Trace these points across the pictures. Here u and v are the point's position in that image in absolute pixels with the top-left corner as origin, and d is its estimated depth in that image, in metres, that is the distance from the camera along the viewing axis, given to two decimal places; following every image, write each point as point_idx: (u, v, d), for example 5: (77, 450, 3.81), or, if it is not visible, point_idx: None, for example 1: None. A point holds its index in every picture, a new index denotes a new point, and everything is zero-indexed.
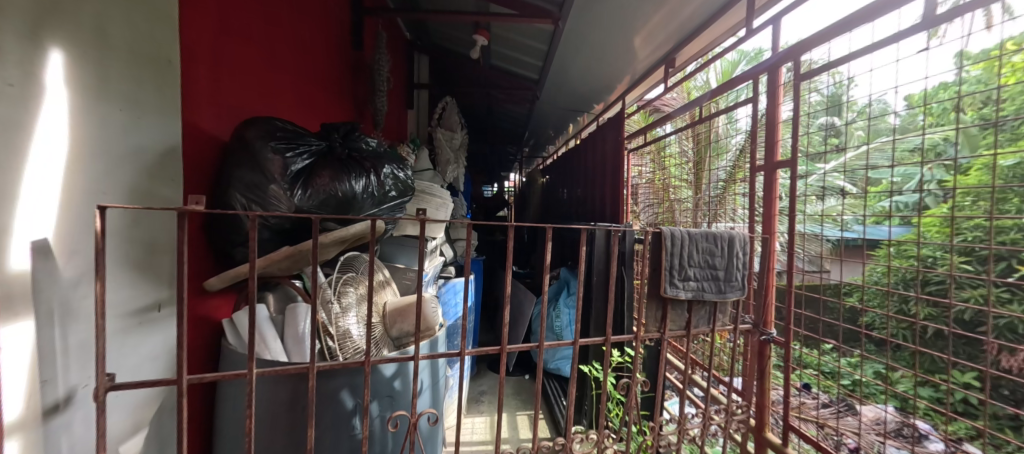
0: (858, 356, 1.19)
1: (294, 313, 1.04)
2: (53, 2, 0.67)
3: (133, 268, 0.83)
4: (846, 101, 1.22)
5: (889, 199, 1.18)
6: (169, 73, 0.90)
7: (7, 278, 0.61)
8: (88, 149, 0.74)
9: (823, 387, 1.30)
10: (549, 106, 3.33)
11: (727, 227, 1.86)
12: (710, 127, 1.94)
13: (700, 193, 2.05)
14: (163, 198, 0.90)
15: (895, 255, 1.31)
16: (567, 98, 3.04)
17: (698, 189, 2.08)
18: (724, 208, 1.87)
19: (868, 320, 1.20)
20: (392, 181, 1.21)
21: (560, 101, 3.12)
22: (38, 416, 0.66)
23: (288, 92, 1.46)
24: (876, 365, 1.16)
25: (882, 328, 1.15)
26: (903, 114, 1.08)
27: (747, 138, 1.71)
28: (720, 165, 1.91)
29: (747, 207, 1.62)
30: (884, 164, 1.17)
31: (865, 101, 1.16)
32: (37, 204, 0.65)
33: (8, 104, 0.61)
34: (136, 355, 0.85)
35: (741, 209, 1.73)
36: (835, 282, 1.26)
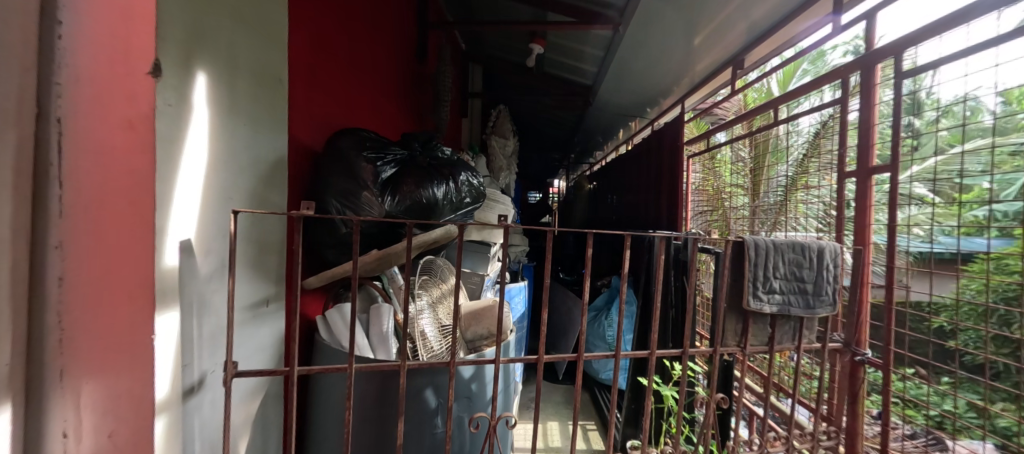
0: (949, 379, 1.07)
1: (378, 311, 1.10)
2: (201, 32, 0.76)
3: (249, 267, 0.91)
4: (927, 100, 1.12)
5: (984, 208, 1.02)
6: (279, 90, 1.00)
7: (164, 272, 0.69)
8: (221, 160, 0.83)
9: (903, 415, 1.19)
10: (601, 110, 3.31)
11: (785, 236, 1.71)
12: (769, 136, 1.83)
13: (757, 200, 1.96)
14: (273, 204, 0.99)
15: (991, 271, 1.01)
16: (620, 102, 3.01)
17: (755, 196, 1.99)
18: (784, 217, 1.73)
19: (960, 343, 1.06)
20: (468, 187, 1.25)
21: (614, 106, 3.09)
22: (181, 396, 0.74)
23: (367, 105, 1.56)
24: (969, 395, 1.04)
25: (973, 350, 1.02)
26: (1000, 113, 0.98)
27: (812, 141, 1.59)
28: (780, 171, 1.77)
29: (821, 215, 1.52)
30: (977, 170, 1.03)
31: (949, 101, 1.06)
32: (186, 207, 0.73)
33: (169, 121, 0.69)
34: (251, 345, 0.93)
35: (806, 218, 1.60)
36: (920, 299, 1.13)
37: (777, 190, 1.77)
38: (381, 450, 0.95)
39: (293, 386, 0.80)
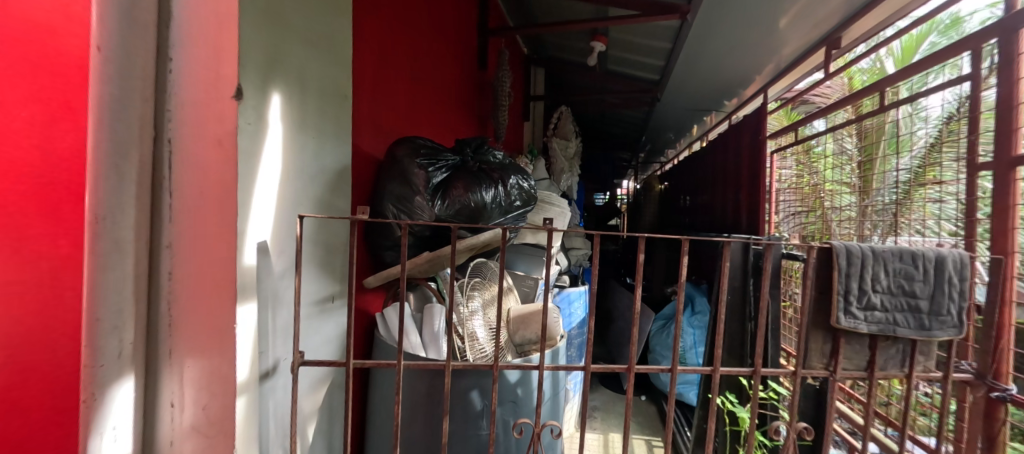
0: None
1: (430, 311, 1.14)
2: (277, 58, 0.85)
3: (317, 266, 1.01)
4: None
5: None
6: (344, 104, 1.09)
7: (244, 270, 0.79)
8: (294, 170, 0.92)
9: None
10: (671, 104, 3.10)
11: (908, 241, 1.43)
12: (888, 120, 1.57)
13: (865, 201, 1.66)
14: (338, 209, 1.08)
15: None
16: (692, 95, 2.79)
17: (866, 196, 1.69)
18: (907, 218, 1.44)
19: None
20: (518, 191, 1.25)
21: (685, 99, 2.87)
22: (259, 379, 0.84)
23: (428, 114, 1.64)
24: None
25: None
26: None
27: (941, 128, 1.30)
28: (901, 164, 1.48)
29: (948, 216, 1.25)
30: None
31: None
32: (262, 212, 0.83)
33: (249, 137, 0.78)
34: (319, 337, 1.03)
35: (932, 220, 1.32)
36: None
37: (897, 187, 1.48)
38: (428, 446, 0.98)
39: (348, 378, 0.86)
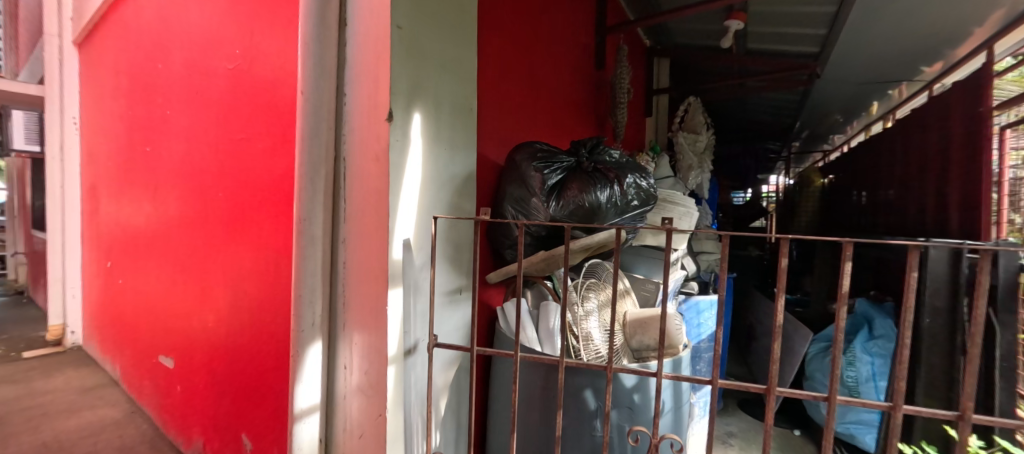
0: None
1: (546, 309, 1.18)
2: (418, 83, 1.02)
3: (447, 262, 1.14)
4: None
5: None
6: (470, 117, 1.21)
7: (391, 263, 0.96)
8: (431, 177, 1.08)
9: None
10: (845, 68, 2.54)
11: None
12: None
13: None
14: (465, 211, 1.21)
15: None
16: (879, 52, 2.23)
17: None
18: None
19: None
20: (635, 190, 1.20)
21: (867, 54, 2.31)
22: (402, 355, 1.01)
23: (547, 120, 1.69)
24: None
25: None
26: None
27: None
28: None
29: None
30: None
31: None
32: (405, 214, 0.99)
33: (397, 152, 0.95)
34: (450, 324, 1.16)
35: None
36: None
37: None
38: (543, 438, 1.02)
39: (472, 362, 0.96)
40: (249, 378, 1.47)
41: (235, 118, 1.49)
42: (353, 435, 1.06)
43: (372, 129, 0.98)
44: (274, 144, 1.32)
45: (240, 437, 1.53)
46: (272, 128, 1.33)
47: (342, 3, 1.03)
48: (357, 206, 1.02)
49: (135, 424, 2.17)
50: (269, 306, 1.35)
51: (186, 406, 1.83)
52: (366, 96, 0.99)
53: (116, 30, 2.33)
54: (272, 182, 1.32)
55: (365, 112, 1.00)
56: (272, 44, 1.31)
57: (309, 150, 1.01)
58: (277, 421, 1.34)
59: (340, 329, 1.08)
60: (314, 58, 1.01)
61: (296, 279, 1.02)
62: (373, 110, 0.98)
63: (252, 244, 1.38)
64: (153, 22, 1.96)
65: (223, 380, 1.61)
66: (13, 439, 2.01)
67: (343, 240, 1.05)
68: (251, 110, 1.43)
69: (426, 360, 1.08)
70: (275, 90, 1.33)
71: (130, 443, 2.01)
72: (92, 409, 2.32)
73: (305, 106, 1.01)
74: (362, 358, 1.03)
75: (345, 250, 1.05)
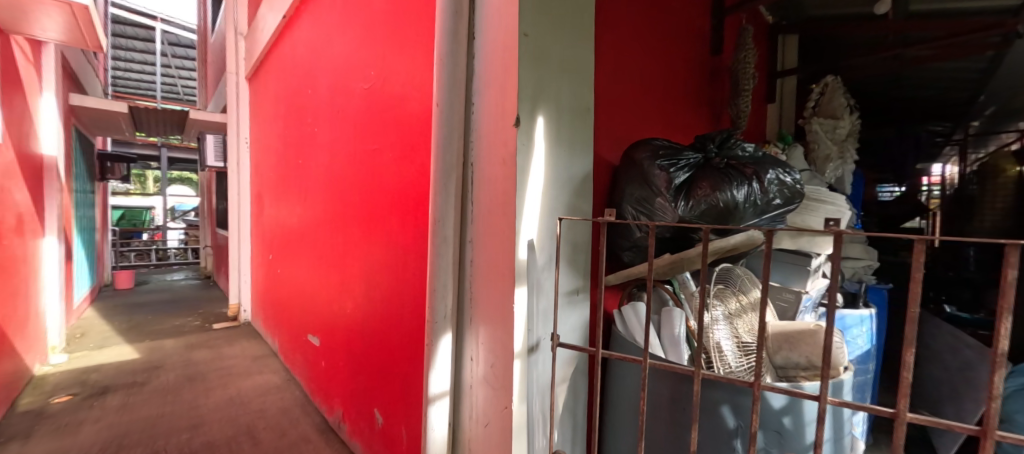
0: None
1: (670, 315, 1.11)
2: (542, 87, 1.04)
3: (566, 263, 1.15)
4: None
5: None
6: (588, 117, 1.20)
7: (518, 262, 0.99)
8: (553, 179, 1.09)
9: None
10: None
11: None
12: None
13: None
14: (583, 212, 1.20)
15: None
16: None
17: None
18: None
19: None
20: (777, 187, 1.08)
21: None
22: (526, 352, 1.04)
23: (662, 115, 1.58)
24: None
25: None
26: None
27: None
28: None
29: None
30: None
31: None
32: (529, 215, 1.02)
33: (524, 156, 0.99)
34: (569, 324, 1.16)
35: None
36: None
37: None
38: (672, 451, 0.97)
39: (598, 364, 0.96)
40: (380, 360, 1.67)
41: (370, 131, 1.70)
42: (479, 422, 1.13)
43: (499, 134, 1.03)
44: (406, 152, 1.46)
45: (373, 411, 1.75)
46: (403, 138, 1.49)
47: (471, 19, 1.11)
48: (484, 207, 1.09)
49: (291, 389, 2.63)
50: (399, 297, 1.51)
51: (329, 379, 2.15)
52: (494, 103, 1.05)
53: (278, 65, 2.84)
54: (404, 186, 1.48)
55: (492, 118, 1.05)
56: (404, 63, 1.46)
57: (443, 157, 1.11)
58: (406, 401, 1.50)
59: (468, 321, 1.16)
60: (447, 72, 1.10)
61: (432, 275, 1.14)
62: (500, 116, 1.03)
63: (388, 242, 1.57)
64: (305, 55, 2.34)
65: (358, 360, 1.85)
66: (212, 392, 2.59)
67: (471, 240, 1.13)
68: (383, 124, 1.61)
69: (548, 358, 1.09)
70: (405, 105, 1.48)
71: (288, 405, 2.44)
72: (260, 373, 2.88)
73: (440, 117, 1.12)
74: (487, 351, 1.10)
75: (473, 249, 1.13)
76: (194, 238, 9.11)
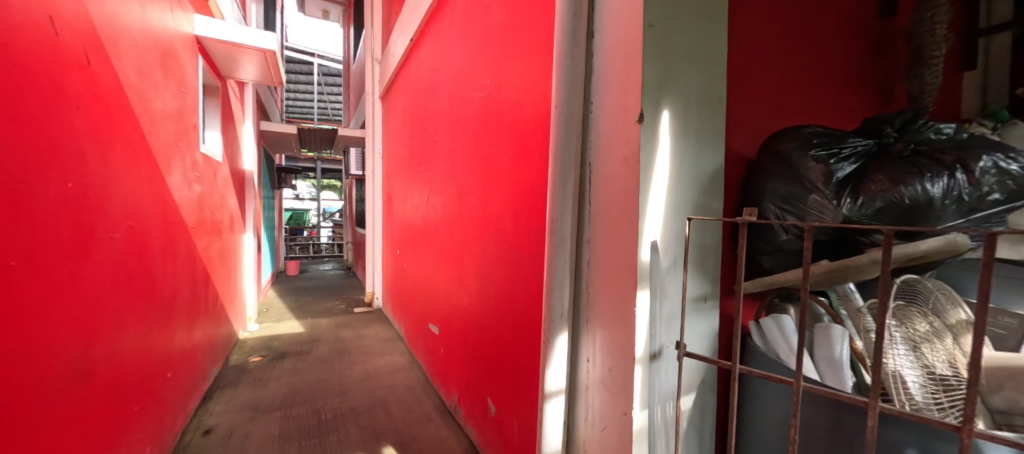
0: None
1: (827, 332, 0.95)
2: (668, 79, 0.98)
3: (693, 267, 1.07)
4: None
5: None
6: (720, 107, 1.09)
7: (640, 263, 0.96)
8: (679, 176, 1.03)
9: None
10: None
11: None
12: None
13: None
14: (712, 211, 1.09)
15: None
16: None
17: None
18: None
19: None
20: (997, 177, 0.84)
21: None
22: (648, 359, 1.00)
23: (812, 97, 1.35)
24: None
25: None
26: None
27: None
28: None
29: None
30: None
31: None
32: (653, 215, 0.98)
33: (647, 153, 0.95)
34: (696, 333, 1.08)
35: None
36: None
37: None
38: None
39: (734, 380, 0.88)
40: (494, 352, 1.78)
41: (486, 137, 1.82)
42: (595, 425, 1.12)
43: (620, 132, 1.01)
44: (520, 155, 1.53)
45: (486, 401, 1.87)
46: (517, 142, 1.56)
47: (590, 18, 1.12)
48: (602, 207, 1.08)
49: (413, 371, 2.96)
50: (512, 293, 1.59)
51: (447, 365, 2.37)
52: (615, 101, 1.03)
53: (405, 83, 3.24)
54: (518, 188, 1.55)
55: (612, 116, 1.04)
56: (520, 69, 1.53)
57: (561, 158, 1.14)
58: (518, 394, 1.57)
59: (584, 322, 1.17)
60: (566, 74, 1.13)
61: (549, 274, 1.18)
62: (621, 113, 1.01)
63: (503, 241, 1.67)
64: (429, 73, 2.63)
65: (473, 350, 2.00)
66: (354, 367, 3.07)
67: (588, 240, 1.14)
68: (499, 129, 1.71)
69: (673, 367, 1.03)
70: (519, 109, 1.55)
71: (413, 384, 2.77)
72: (389, 354, 3.31)
73: (558, 119, 1.15)
74: (603, 354, 1.08)
75: (591, 249, 1.13)
76: (339, 235, 10.94)
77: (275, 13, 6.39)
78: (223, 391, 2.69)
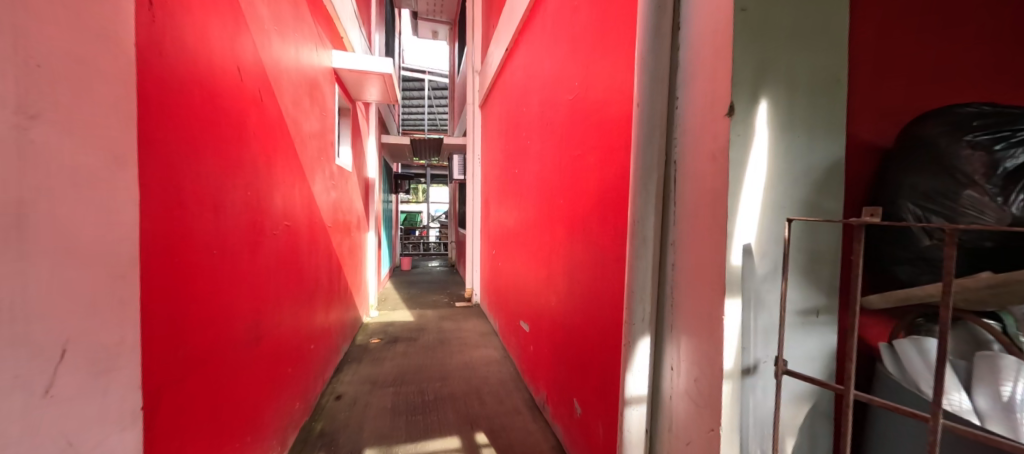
0: None
1: (993, 364, 0.75)
2: (767, 66, 0.89)
3: (799, 275, 0.94)
4: None
5: None
6: (837, 90, 0.95)
7: (730, 269, 0.90)
8: (780, 173, 0.92)
9: None
10: None
11: None
12: None
13: None
14: (826, 212, 0.95)
15: None
16: None
17: None
18: None
19: None
20: None
21: None
22: (739, 373, 0.92)
23: (988, 63, 1.06)
24: None
25: None
26: None
27: None
28: None
29: None
30: None
31: None
32: (746, 217, 0.89)
33: (739, 149, 0.88)
34: (802, 349, 0.95)
35: None
36: None
37: None
38: None
39: (848, 407, 0.76)
40: (580, 352, 1.79)
41: (573, 138, 1.85)
42: (679, 438, 1.06)
43: (708, 127, 0.95)
44: (606, 156, 1.52)
45: (573, 401, 1.89)
46: (602, 142, 1.55)
47: (677, 9, 1.07)
48: (686, 207, 1.03)
49: (505, 365, 3.12)
50: (598, 294, 1.59)
51: (536, 362, 2.45)
52: (702, 94, 0.97)
53: (502, 91, 3.43)
54: (603, 188, 1.54)
55: (699, 111, 0.97)
56: (606, 69, 1.53)
57: (644, 158, 1.11)
58: (603, 398, 1.56)
59: (668, 329, 1.11)
60: (650, 70, 1.09)
61: (630, 276, 1.16)
62: (709, 107, 0.94)
63: (589, 243, 1.67)
64: (522, 80, 2.76)
65: (560, 350, 2.04)
66: (454, 356, 3.36)
67: (672, 242, 1.08)
68: (585, 130, 1.73)
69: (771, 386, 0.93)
70: (604, 109, 1.54)
71: (505, 378, 2.91)
72: (484, 347, 3.54)
73: (641, 118, 1.13)
74: (689, 364, 1.02)
75: (675, 251, 1.07)
76: (444, 235, 11.98)
77: (394, 39, 7.35)
78: (350, 365, 3.21)
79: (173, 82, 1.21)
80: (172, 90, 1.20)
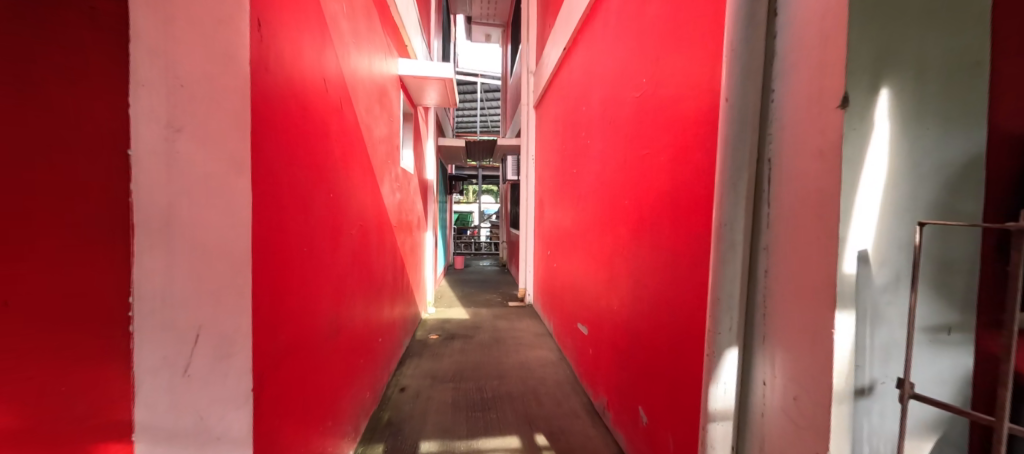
0: None
1: None
2: (891, 50, 0.79)
3: (927, 286, 0.83)
4: None
5: None
6: (977, 74, 0.82)
7: (841, 277, 0.81)
8: (903, 170, 0.82)
9: None
10: None
11: None
12: None
13: None
14: (963, 214, 0.83)
15: None
16: None
17: None
18: None
19: None
20: None
21: None
22: (851, 394, 0.83)
23: None
24: None
25: None
26: None
27: None
28: None
29: None
30: None
31: None
32: (863, 220, 0.80)
33: (854, 145, 0.79)
34: (931, 372, 0.83)
35: None
36: None
37: None
38: None
39: (1000, 443, 0.65)
40: (646, 358, 1.73)
41: (641, 137, 1.78)
42: None
43: (813, 121, 0.86)
44: (680, 154, 1.45)
45: (637, 409, 1.82)
46: (676, 140, 1.48)
47: None
48: (784, 209, 0.94)
49: (562, 367, 3.10)
50: (669, 299, 1.51)
51: (596, 366, 2.40)
52: (805, 85, 0.89)
53: (558, 90, 3.42)
54: (676, 188, 1.47)
55: (803, 103, 0.89)
56: (680, 63, 1.46)
57: (733, 156, 1.04)
58: (674, 408, 1.48)
59: (759, 340, 1.03)
60: (742, 61, 1.02)
61: (714, 282, 1.10)
62: (816, 99, 0.86)
63: (659, 245, 1.60)
64: (581, 78, 2.72)
65: (623, 355, 1.98)
66: (511, 355, 3.41)
67: (765, 247, 1.00)
68: (654, 128, 1.66)
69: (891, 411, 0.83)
70: (678, 106, 1.47)
71: (563, 380, 2.90)
72: (540, 348, 3.55)
73: (728, 114, 1.06)
74: (786, 380, 0.94)
75: (768, 256, 0.99)
76: (495, 234, 12.19)
77: (450, 46, 7.63)
78: (413, 359, 3.38)
79: (276, 97, 1.37)
80: (275, 104, 1.36)
